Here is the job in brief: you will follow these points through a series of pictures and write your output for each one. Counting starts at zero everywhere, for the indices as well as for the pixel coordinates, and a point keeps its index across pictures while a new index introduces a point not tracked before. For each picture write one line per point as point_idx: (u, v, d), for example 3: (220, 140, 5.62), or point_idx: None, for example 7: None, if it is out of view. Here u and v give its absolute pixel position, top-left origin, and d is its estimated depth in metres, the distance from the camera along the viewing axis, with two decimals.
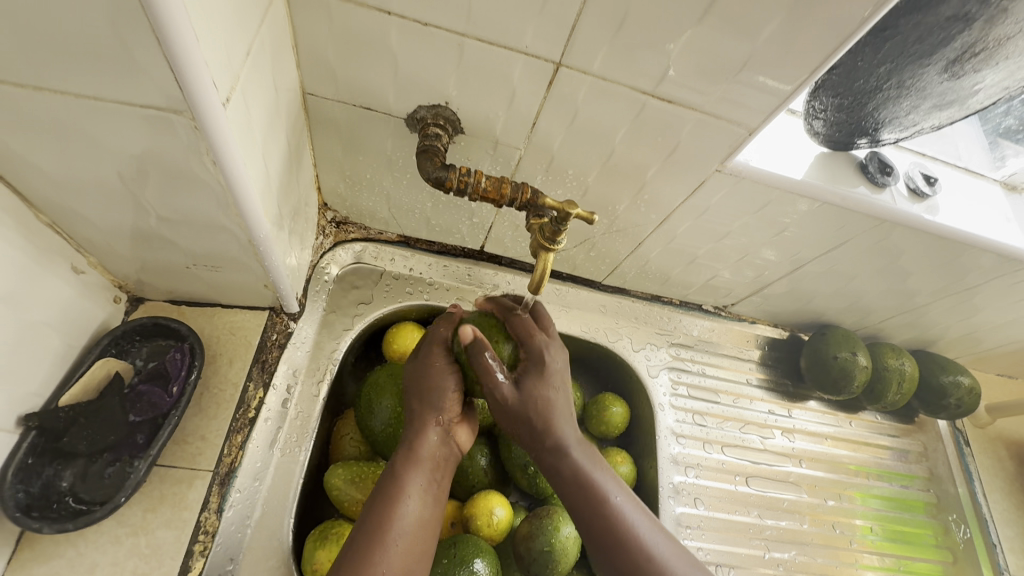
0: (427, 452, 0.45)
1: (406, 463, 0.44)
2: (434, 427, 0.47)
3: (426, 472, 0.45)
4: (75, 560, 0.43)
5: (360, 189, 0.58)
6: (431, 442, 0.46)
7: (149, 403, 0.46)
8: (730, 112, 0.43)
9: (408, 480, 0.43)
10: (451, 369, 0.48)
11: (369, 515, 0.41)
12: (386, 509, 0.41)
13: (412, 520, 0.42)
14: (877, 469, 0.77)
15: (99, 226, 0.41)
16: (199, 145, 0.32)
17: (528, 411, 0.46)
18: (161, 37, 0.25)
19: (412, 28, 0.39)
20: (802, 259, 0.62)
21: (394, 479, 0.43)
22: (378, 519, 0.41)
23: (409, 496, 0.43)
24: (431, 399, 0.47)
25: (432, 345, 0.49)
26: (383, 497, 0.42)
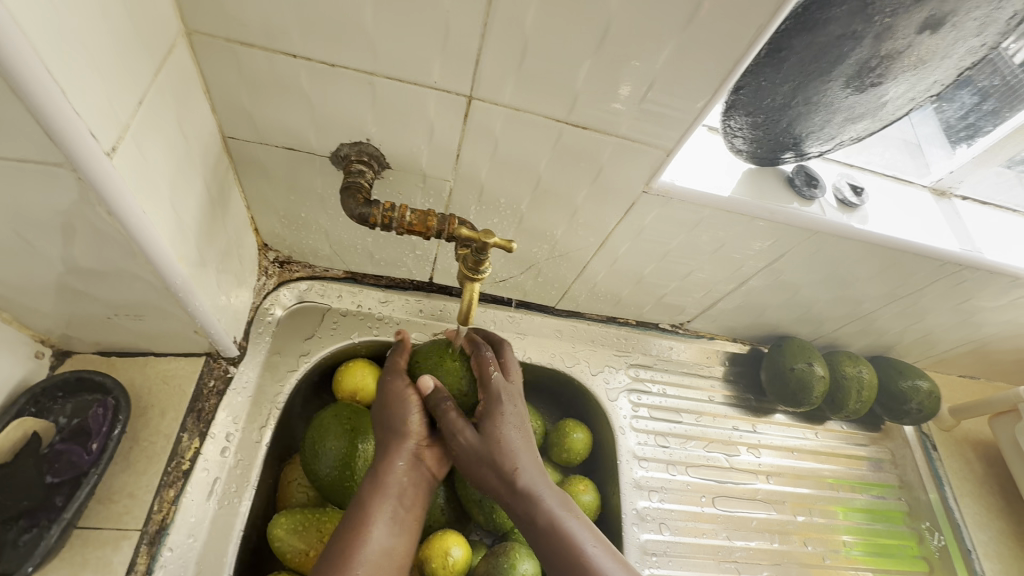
0: (393, 478, 0.48)
1: (372, 490, 0.47)
2: (400, 455, 0.49)
3: (391, 498, 0.47)
4: None
5: (299, 228, 0.58)
6: (398, 469, 0.49)
7: (68, 462, 0.45)
8: (644, 135, 0.44)
9: (373, 508, 0.46)
10: (416, 395, 0.51)
11: (337, 545, 0.44)
12: (354, 536, 0.44)
13: (376, 552, 0.44)
14: (850, 480, 0.76)
15: (10, 285, 0.40)
16: (90, 197, 0.31)
17: (489, 444, 0.49)
18: (18, 92, 0.25)
19: (321, 70, 0.40)
20: (746, 273, 0.63)
21: (360, 508, 0.46)
22: (346, 547, 0.44)
23: (376, 523, 0.46)
24: (403, 427, 0.50)
25: (398, 380, 0.53)
26: (352, 523, 0.45)
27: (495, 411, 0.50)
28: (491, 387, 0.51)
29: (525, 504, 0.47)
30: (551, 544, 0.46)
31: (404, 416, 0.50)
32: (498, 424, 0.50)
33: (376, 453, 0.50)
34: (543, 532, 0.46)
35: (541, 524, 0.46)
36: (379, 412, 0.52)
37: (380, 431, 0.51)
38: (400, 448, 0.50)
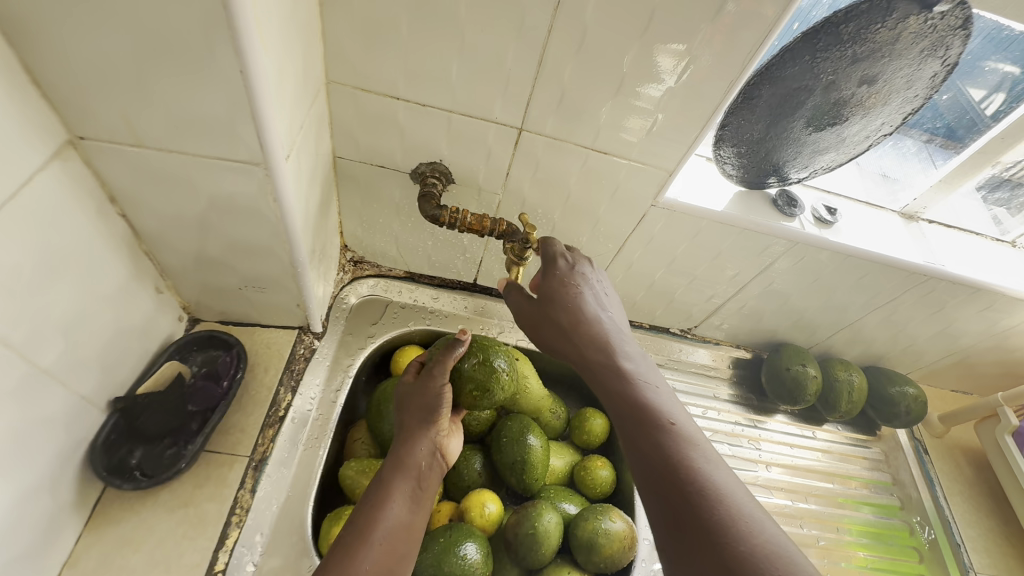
0: (412, 462, 0.57)
1: (394, 473, 0.55)
2: (420, 442, 0.58)
3: (408, 482, 0.55)
4: (136, 525, 0.53)
5: (375, 232, 0.73)
6: (418, 454, 0.57)
7: (204, 395, 0.57)
8: (652, 158, 0.57)
9: (394, 488, 0.54)
10: (444, 389, 0.59)
11: (361, 518, 0.51)
12: (375, 512, 0.51)
13: (392, 526, 0.51)
14: (868, 479, 0.84)
15: (181, 258, 0.55)
16: (267, 188, 0.46)
17: (553, 309, 0.52)
18: (252, 116, 0.39)
19: (415, 108, 0.55)
20: (741, 281, 0.74)
21: (383, 486, 0.54)
22: (370, 517, 0.51)
23: (395, 499, 0.53)
24: (425, 417, 0.59)
25: (434, 370, 0.59)
26: (374, 501, 0.52)
27: (566, 281, 0.53)
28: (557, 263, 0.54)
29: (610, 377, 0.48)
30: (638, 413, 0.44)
31: (428, 404, 0.59)
32: (562, 293, 0.52)
33: (398, 440, 0.59)
34: (628, 408, 0.45)
35: (632, 402, 0.45)
36: (405, 401, 0.60)
37: (404, 418, 0.60)
38: (421, 436, 0.58)
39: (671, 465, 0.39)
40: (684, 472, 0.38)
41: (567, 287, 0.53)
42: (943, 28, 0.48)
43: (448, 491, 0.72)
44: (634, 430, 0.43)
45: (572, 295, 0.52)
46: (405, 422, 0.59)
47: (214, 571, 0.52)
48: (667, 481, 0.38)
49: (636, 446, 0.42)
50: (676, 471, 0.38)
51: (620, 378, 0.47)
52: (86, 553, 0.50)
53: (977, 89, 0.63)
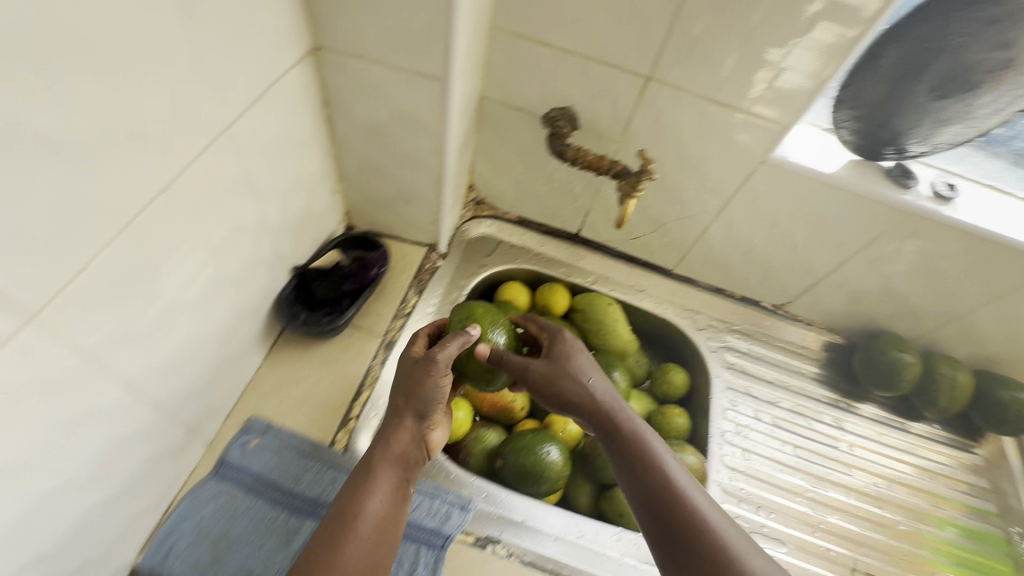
0: (398, 446, 0.51)
1: (385, 461, 0.50)
2: (408, 425, 0.52)
3: (397, 471, 0.50)
4: (297, 368, 0.66)
5: (500, 174, 0.84)
6: (403, 438, 0.51)
7: (357, 278, 0.70)
8: (768, 112, 0.62)
9: (380, 474, 0.49)
10: (444, 373, 0.53)
11: (342, 506, 0.47)
12: (358, 500, 0.47)
13: (377, 517, 0.47)
14: (964, 481, 0.81)
15: (356, 164, 0.68)
16: (440, 101, 0.57)
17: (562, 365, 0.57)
18: (447, 34, 0.50)
19: (559, 54, 0.64)
20: (844, 254, 0.76)
21: (367, 472, 0.49)
22: (351, 507, 0.46)
23: (379, 489, 0.48)
24: (417, 398, 0.53)
25: (434, 351, 0.53)
26: (358, 487, 0.48)
27: (566, 342, 0.60)
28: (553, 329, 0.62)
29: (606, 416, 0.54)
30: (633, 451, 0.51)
31: (427, 384, 0.53)
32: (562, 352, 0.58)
33: (384, 421, 0.53)
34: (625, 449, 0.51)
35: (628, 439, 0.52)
36: (398, 382, 0.55)
37: (395, 397, 0.54)
38: (409, 419, 0.52)
39: (666, 498, 0.47)
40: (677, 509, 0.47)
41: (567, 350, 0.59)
42: None
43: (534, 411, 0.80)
44: (629, 465, 0.50)
45: (571, 354, 0.58)
46: (394, 402, 0.53)
47: (350, 416, 0.64)
48: (668, 515, 0.47)
49: (634, 482, 0.50)
50: (669, 502, 0.47)
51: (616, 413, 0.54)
52: (263, 380, 0.65)
53: None
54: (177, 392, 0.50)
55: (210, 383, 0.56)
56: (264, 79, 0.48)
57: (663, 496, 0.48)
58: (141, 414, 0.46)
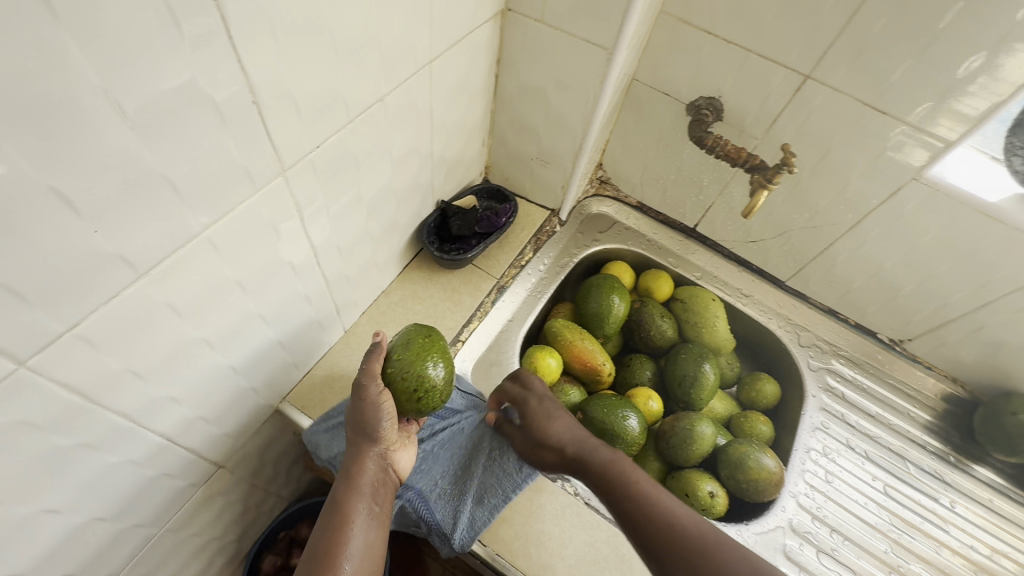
0: (364, 478, 0.54)
1: (351, 495, 0.53)
2: (368, 458, 0.55)
3: (365, 498, 0.54)
4: (423, 289, 0.76)
5: (630, 156, 0.88)
6: (368, 471, 0.55)
7: (488, 223, 0.78)
8: (933, 126, 0.60)
9: (353, 510, 0.52)
10: (385, 404, 0.54)
11: (322, 543, 0.50)
12: (339, 536, 0.50)
13: (361, 546, 0.51)
14: None
15: (508, 121, 0.76)
16: (602, 70, 0.63)
17: (547, 417, 0.60)
18: (627, 7, 0.56)
19: (719, 44, 0.67)
20: (988, 295, 0.71)
21: (340, 511, 0.52)
22: (331, 543, 0.50)
23: (355, 523, 0.52)
24: (369, 433, 0.55)
25: (369, 389, 0.53)
26: (335, 524, 0.51)
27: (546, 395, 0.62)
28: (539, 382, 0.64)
29: (587, 460, 0.57)
30: (613, 486, 0.54)
31: (372, 422, 0.54)
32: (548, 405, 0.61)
33: (346, 458, 0.56)
34: (610, 485, 0.54)
35: (609, 476, 0.55)
36: (349, 420, 0.56)
37: (350, 433, 0.56)
38: (368, 451, 0.55)
39: (651, 520, 0.50)
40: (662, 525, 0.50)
41: (546, 401, 0.62)
42: None
43: (615, 383, 0.83)
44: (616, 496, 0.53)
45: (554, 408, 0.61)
46: (352, 438, 0.55)
47: (458, 339, 0.74)
48: (660, 538, 0.49)
49: (615, 507, 0.53)
50: (654, 523, 0.50)
51: (601, 453, 0.57)
52: (394, 291, 0.75)
53: None
54: (339, 275, 0.61)
55: (360, 277, 0.66)
56: (464, 27, 0.57)
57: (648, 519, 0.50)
58: (316, 283, 0.57)
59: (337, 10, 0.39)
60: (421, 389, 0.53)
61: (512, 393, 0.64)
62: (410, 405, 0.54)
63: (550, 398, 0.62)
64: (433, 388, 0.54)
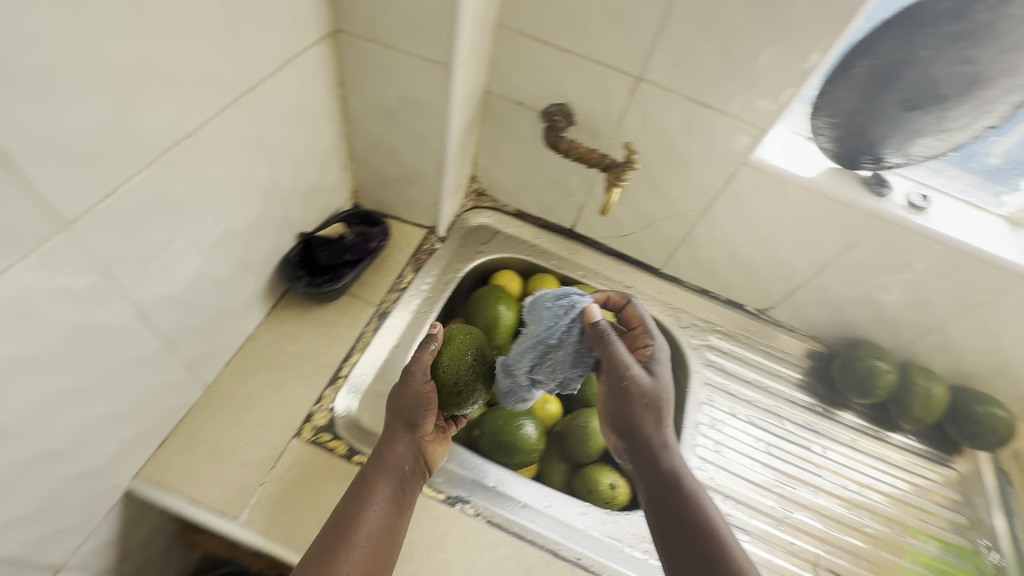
0: (393, 460, 0.56)
1: (376, 475, 0.55)
2: (399, 443, 0.57)
3: (392, 481, 0.56)
4: (296, 328, 0.71)
5: (501, 167, 0.89)
6: (398, 454, 0.57)
7: (358, 248, 0.75)
8: (749, 115, 0.66)
9: (376, 490, 0.54)
10: (423, 387, 0.57)
11: (342, 518, 0.52)
12: (356, 513, 0.52)
13: (375, 526, 0.52)
14: (939, 493, 0.81)
15: (365, 143, 0.74)
16: (444, 86, 0.62)
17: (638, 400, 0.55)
18: (452, 23, 0.56)
19: (557, 53, 0.69)
20: (823, 259, 0.79)
21: (365, 490, 0.54)
22: (350, 520, 0.52)
23: (374, 503, 0.53)
24: (406, 416, 0.57)
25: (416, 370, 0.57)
26: (356, 501, 0.53)
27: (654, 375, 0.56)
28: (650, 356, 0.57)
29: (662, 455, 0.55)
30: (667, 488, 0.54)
31: (413, 405, 0.57)
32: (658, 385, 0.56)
33: (379, 442, 0.58)
34: (666, 485, 0.55)
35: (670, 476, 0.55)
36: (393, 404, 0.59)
37: (390, 417, 0.58)
38: (401, 436, 0.57)
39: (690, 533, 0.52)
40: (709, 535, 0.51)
41: (658, 382, 0.56)
42: None
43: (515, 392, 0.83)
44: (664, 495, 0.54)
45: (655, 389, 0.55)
46: (391, 423, 0.58)
47: (339, 374, 0.69)
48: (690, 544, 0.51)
49: (660, 502, 0.54)
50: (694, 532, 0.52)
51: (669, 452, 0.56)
52: (262, 334, 0.69)
53: None
54: (183, 329, 0.55)
55: (214, 326, 0.61)
56: (286, 53, 0.54)
57: (696, 524, 0.52)
58: (151, 342, 0.51)
59: (98, 46, 0.35)
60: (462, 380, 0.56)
61: (613, 358, 0.55)
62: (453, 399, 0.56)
63: (662, 392, 0.56)
64: (470, 378, 0.56)
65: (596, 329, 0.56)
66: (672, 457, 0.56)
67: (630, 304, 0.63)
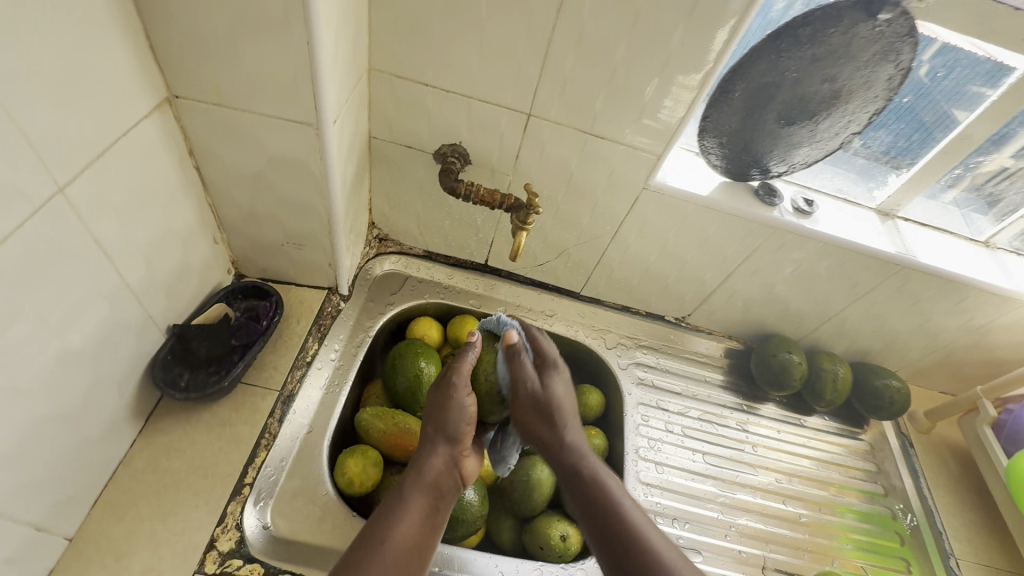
0: (430, 472, 0.57)
1: (412, 487, 0.55)
2: (437, 455, 0.58)
3: (426, 497, 0.55)
4: (182, 437, 0.61)
5: (400, 210, 0.83)
6: (436, 468, 0.57)
7: (246, 331, 0.66)
8: (641, 144, 0.66)
9: (411, 499, 0.53)
10: (464, 398, 0.61)
11: (370, 532, 0.50)
12: (393, 519, 0.51)
13: (407, 534, 0.51)
14: (855, 466, 0.87)
15: (235, 211, 0.64)
16: (316, 147, 0.55)
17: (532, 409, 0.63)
18: (312, 81, 0.49)
19: (440, 94, 0.64)
20: (728, 267, 0.81)
21: (399, 500, 0.53)
22: (379, 532, 0.49)
23: (410, 512, 0.52)
24: (445, 426, 0.59)
25: (455, 381, 0.62)
26: (391, 509, 0.52)
27: (551, 378, 0.64)
28: (547, 359, 0.66)
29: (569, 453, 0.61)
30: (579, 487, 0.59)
31: (452, 411, 0.60)
32: (552, 386, 0.64)
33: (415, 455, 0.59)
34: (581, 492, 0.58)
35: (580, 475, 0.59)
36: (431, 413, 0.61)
37: (426, 427, 0.60)
38: (439, 447, 0.59)
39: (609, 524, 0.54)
40: (625, 538, 0.53)
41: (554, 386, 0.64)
42: (890, 34, 0.57)
43: None
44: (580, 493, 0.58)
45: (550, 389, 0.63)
46: (431, 434, 0.59)
47: (244, 482, 0.60)
48: (608, 534, 0.54)
49: (581, 505, 0.58)
50: (612, 525, 0.54)
51: (570, 450, 0.62)
52: (139, 454, 0.59)
53: (962, 111, 0.68)
54: (17, 488, 0.44)
55: (64, 469, 0.49)
56: (106, 134, 0.45)
57: (613, 526, 0.54)
58: None
59: None
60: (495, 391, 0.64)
61: (512, 367, 0.63)
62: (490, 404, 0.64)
63: (553, 395, 0.63)
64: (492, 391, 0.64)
65: (515, 351, 0.63)
66: (577, 456, 0.61)
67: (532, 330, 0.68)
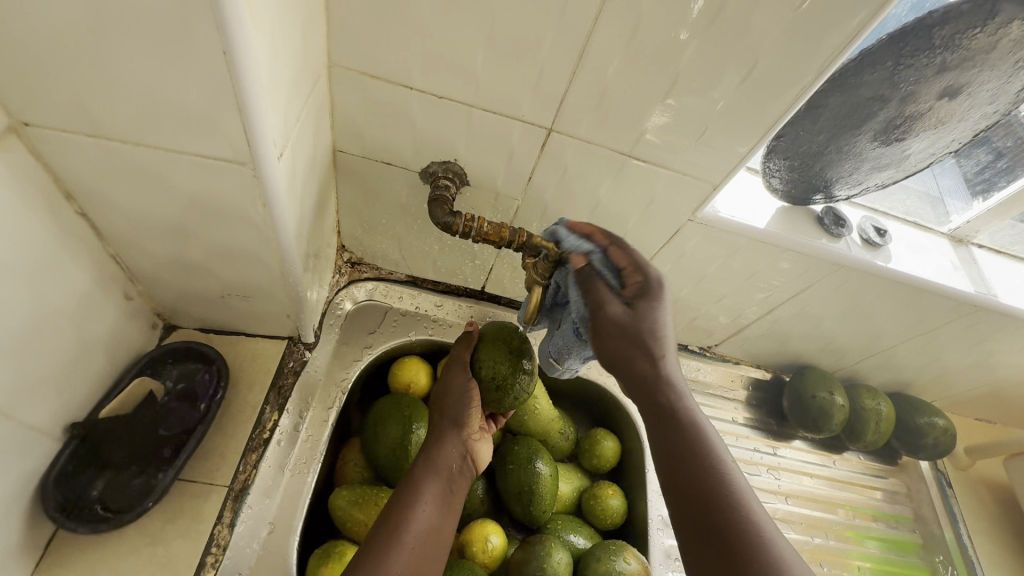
0: (441, 460, 0.52)
1: (425, 473, 0.51)
2: (448, 442, 0.54)
3: (439, 483, 0.51)
4: (97, 567, 0.46)
5: (376, 233, 0.66)
6: (449, 455, 0.53)
7: (178, 418, 0.51)
8: (693, 170, 0.50)
9: (425, 487, 0.50)
10: (468, 381, 0.56)
11: (387, 520, 0.47)
12: (408, 510, 0.47)
13: (425, 527, 0.47)
14: (884, 512, 0.79)
15: (149, 261, 0.47)
16: (255, 191, 0.38)
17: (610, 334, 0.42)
18: (242, 106, 0.32)
19: (430, 100, 0.47)
20: (774, 301, 0.68)
21: (412, 487, 0.49)
22: (395, 524, 0.46)
23: (424, 501, 0.49)
24: (453, 411, 0.55)
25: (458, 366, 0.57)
26: (404, 500, 0.48)
27: (654, 301, 0.41)
28: (648, 270, 0.43)
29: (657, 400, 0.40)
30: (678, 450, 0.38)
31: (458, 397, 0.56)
32: (654, 303, 0.41)
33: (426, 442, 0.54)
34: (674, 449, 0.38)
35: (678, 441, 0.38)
36: (440, 399, 0.57)
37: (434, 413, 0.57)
38: (448, 435, 0.54)
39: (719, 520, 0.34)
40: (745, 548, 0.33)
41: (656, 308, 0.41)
42: None
43: None
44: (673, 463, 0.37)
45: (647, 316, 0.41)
46: (438, 420, 0.55)
47: None
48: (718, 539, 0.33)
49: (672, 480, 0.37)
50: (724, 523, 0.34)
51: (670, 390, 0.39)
52: None
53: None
54: None
55: None
56: None
57: (725, 527, 0.34)
58: None
59: None
60: (501, 376, 0.55)
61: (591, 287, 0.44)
62: (506, 395, 0.55)
63: (652, 318, 0.41)
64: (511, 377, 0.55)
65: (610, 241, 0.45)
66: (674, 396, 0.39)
67: (617, 239, 0.45)
